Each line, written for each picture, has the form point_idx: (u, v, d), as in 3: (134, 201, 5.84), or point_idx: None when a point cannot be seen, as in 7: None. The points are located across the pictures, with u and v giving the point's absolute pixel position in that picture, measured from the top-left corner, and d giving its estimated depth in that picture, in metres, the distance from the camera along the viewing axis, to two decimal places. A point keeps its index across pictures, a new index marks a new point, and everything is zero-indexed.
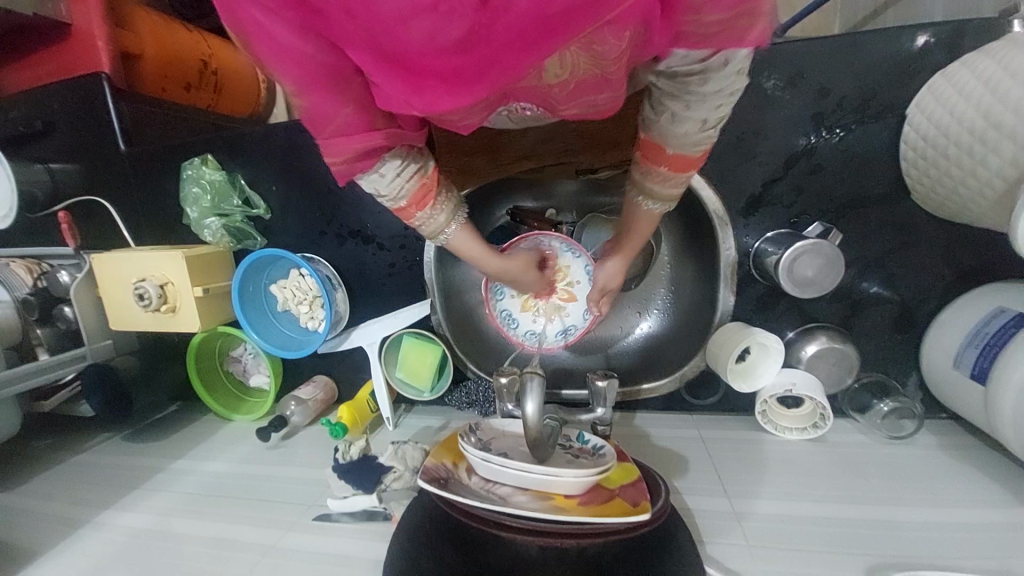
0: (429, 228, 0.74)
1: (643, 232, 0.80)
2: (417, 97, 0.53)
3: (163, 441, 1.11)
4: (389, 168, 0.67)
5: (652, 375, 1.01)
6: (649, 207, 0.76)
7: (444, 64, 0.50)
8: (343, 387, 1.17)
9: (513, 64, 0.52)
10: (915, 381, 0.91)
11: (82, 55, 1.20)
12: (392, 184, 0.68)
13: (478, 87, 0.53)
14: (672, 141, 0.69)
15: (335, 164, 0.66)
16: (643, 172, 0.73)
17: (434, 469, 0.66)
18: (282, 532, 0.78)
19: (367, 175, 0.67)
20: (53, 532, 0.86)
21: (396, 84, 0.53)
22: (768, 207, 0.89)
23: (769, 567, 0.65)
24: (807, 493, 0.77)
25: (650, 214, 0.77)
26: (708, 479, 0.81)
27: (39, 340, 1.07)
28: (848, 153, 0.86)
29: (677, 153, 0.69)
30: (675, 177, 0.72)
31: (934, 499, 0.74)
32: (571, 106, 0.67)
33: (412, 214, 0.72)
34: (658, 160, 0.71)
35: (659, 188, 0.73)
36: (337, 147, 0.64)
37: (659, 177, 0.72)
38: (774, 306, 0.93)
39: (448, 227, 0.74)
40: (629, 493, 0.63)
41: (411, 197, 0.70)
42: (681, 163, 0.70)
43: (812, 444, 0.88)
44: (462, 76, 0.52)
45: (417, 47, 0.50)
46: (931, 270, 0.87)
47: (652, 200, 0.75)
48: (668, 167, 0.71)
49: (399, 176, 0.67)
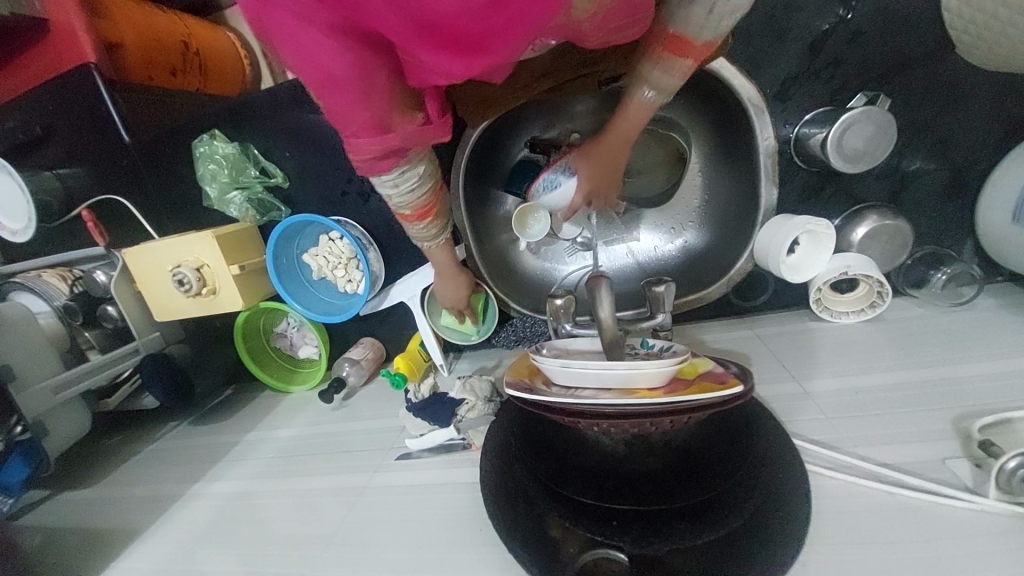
0: (416, 234, 0.82)
1: (631, 126, 0.75)
2: (460, 60, 0.53)
3: (231, 419, 1.14)
4: (404, 181, 0.72)
5: (700, 284, 0.99)
6: (645, 94, 0.71)
7: (484, 25, 0.50)
8: (391, 344, 1.19)
9: (546, 5, 0.52)
10: (971, 247, 0.89)
11: (64, 49, 1.16)
12: (401, 193, 0.74)
13: (516, 35, 0.53)
14: (678, 19, 0.63)
15: (359, 160, 0.67)
16: (644, 58, 0.68)
17: (515, 382, 0.65)
18: (370, 473, 0.81)
19: (384, 175, 0.70)
20: (153, 508, 0.90)
21: (439, 57, 0.53)
22: (805, 88, 0.85)
23: (851, 433, 0.65)
24: (875, 367, 0.77)
25: (645, 104, 0.72)
26: (772, 369, 0.82)
27: (89, 343, 1.11)
28: (887, 12, 0.80)
29: (678, 32, 0.64)
30: (675, 61, 0.66)
31: (1006, 353, 0.74)
32: (598, 37, 0.67)
33: (408, 219, 0.78)
34: (659, 43, 0.66)
35: (660, 75, 0.68)
36: (362, 147, 0.64)
37: (656, 61, 0.67)
38: (818, 193, 0.91)
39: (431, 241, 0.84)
40: (712, 377, 0.60)
41: (413, 208, 0.76)
42: (681, 46, 0.65)
43: (870, 323, 0.88)
44: (502, 29, 0.52)
45: (453, 11, 0.49)
46: (982, 128, 0.84)
47: (651, 88, 0.70)
48: (668, 49, 0.65)
49: (412, 191, 0.73)
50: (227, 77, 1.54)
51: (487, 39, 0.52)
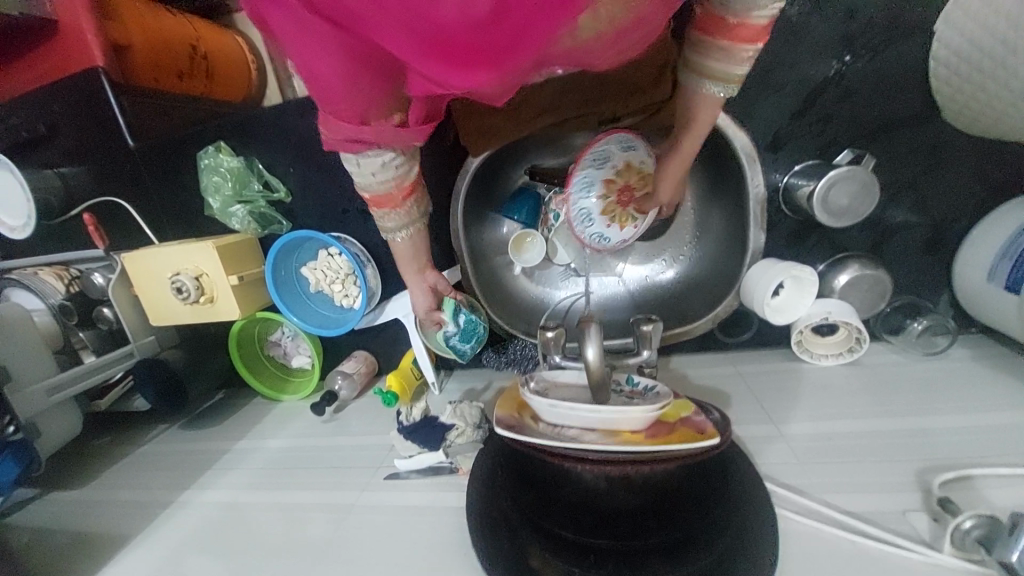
0: (380, 222, 0.82)
1: (705, 121, 0.72)
2: (452, 74, 0.53)
3: (221, 425, 1.16)
4: (368, 161, 0.71)
5: (684, 319, 1.03)
6: (712, 89, 0.67)
7: (480, 38, 0.49)
8: (384, 359, 1.21)
9: (545, 26, 0.50)
10: (947, 299, 0.93)
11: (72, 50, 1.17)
12: (363, 172, 0.72)
13: (511, 55, 0.52)
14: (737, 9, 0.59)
15: (331, 138, 0.68)
16: (701, 50, 0.65)
17: (507, 419, 0.66)
18: (357, 492, 0.83)
19: (361, 154, 0.70)
20: (140, 515, 0.91)
21: (429, 65, 0.52)
22: (796, 141, 0.89)
23: (821, 479, 0.69)
24: (850, 412, 0.81)
25: (713, 99, 0.68)
26: (751, 408, 0.85)
27: (82, 343, 1.11)
28: (878, 74, 0.84)
29: (741, 20, 0.60)
30: (739, 50, 0.62)
31: (975, 406, 0.78)
32: (607, 63, 0.63)
33: (371, 204, 0.79)
34: (716, 32, 0.62)
35: (721, 64, 0.64)
36: (338, 130, 0.66)
37: (722, 53, 0.63)
38: (804, 239, 0.95)
39: (397, 232, 0.82)
40: (692, 423, 0.64)
41: (375, 194, 0.76)
42: (745, 33, 0.61)
43: (848, 367, 0.92)
44: (494, 48, 0.51)
45: (451, 21, 0.48)
46: (963, 188, 0.88)
47: (714, 82, 0.66)
48: (726, 38, 0.62)
49: (374, 175, 0.73)
50: (234, 82, 1.51)
51: (480, 55, 0.51)
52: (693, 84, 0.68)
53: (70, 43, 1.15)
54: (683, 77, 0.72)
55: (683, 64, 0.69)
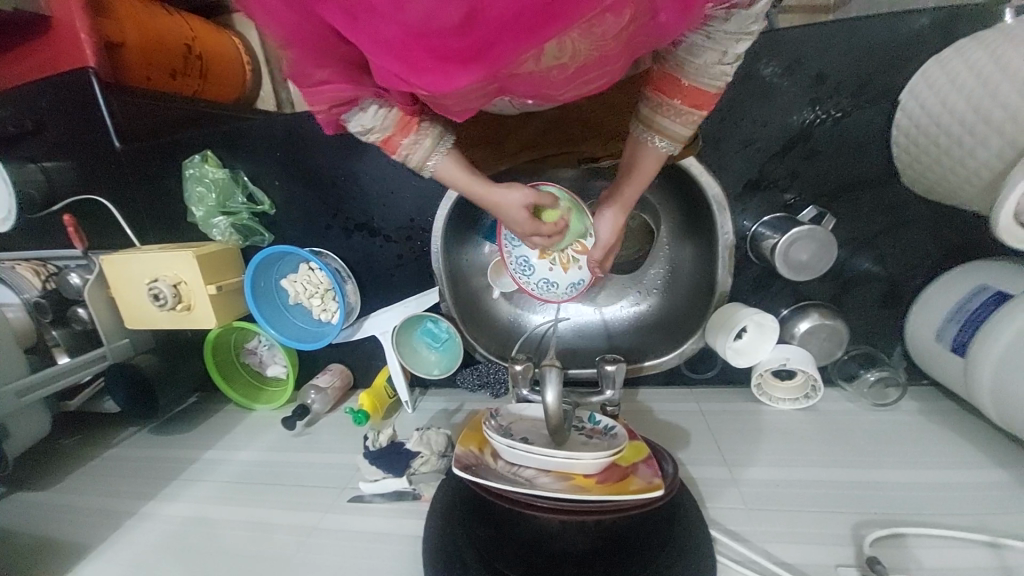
0: (414, 158, 0.69)
1: (647, 173, 0.73)
2: (414, 76, 0.53)
3: (192, 432, 1.16)
4: (373, 103, 0.65)
5: (654, 353, 1.06)
6: (657, 145, 0.70)
7: (443, 43, 0.51)
8: (359, 373, 1.22)
9: (511, 48, 0.52)
10: (900, 351, 0.98)
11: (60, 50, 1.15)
12: (377, 119, 0.66)
13: (476, 68, 0.53)
14: (689, 70, 0.64)
15: (318, 110, 0.66)
16: (653, 106, 0.68)
17: (463, 457, 0.73)
18: (321, 514, 0.86)
19: (353, 114, 0.66)
20: (105, 523, 0.92)
21: (392, 62, 0.53)
22: (766, 192, 0.95)
23: (762, 526, 0.74)
24: (800, 458, 0.86)
25: (657, 155, 0.71)
26: (709, 449, 0.90)
27: (56, 342, 1.08)
28: (842, 137, 0.90)
29: (693, 85, 0.65)
30: (687, 112, 0.67)
31: (915, 461, 0.83)
32: (569, 91, 0.65)
33: (395, 144, 0.67)
34: (670, 92, 0.66)
35: (671, 124, 0.68)
36: (321, 94, 0.64)
37: (672, 111, 0.67)
38: (769, 286, 1.00)
39: (431, 157, 0.69)
40: (643, 472, 0.70)
41: (396, 124, 0.66)
42: (698, 98, 0.66)
43: (804, 412, 0.96)
44: (458, 57, 0.52)
45: (416, 25, 0.50)
46: (919, 248, 0.93)
47: (662, 137, 0.69)
48: (683, 100, 0.66)
49: (382, 108, 0.65)
50: (229, 82, 1.49)
51: (444, 61, 0.52)
52: (640, 139, 0.71)
53: (60, 39, 1.14)
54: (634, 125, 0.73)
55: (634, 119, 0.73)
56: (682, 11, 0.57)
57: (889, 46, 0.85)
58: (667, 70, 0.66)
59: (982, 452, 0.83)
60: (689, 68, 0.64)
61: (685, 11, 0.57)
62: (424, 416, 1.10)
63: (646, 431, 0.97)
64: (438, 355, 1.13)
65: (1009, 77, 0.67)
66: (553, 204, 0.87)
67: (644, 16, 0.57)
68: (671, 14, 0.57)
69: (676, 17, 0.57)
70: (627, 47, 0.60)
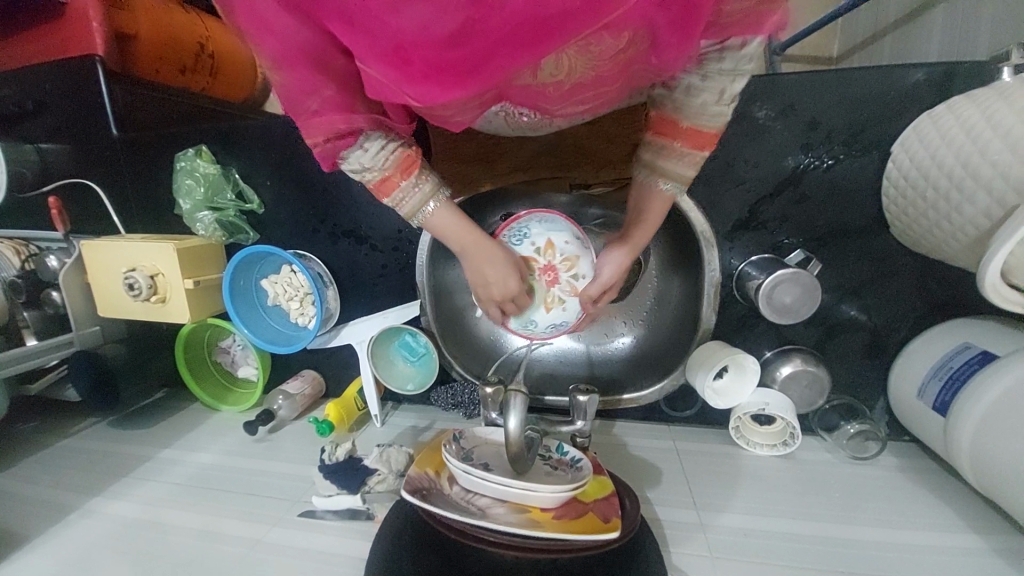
0: (408, 206, 0.66)
1: (655, 219, 0.72)
2: (409, 85, 0.52)
3: (151, 429, 1.12)
4: (373, 143, 0.62)
5: (633, 386, 1.03)
6: (663, 188, 0.69)
7: (438, 56, 0.50)
8: (332, 382, 1.19)
9: (507, 62, 0.52)
10: (883, 405, 0.96)
11: (62, 31, 1.14)
12: (377, 158, 0.63)
13: (471, 78, 0.52)
14: (688, 113, 0.64)
15: (315, 145, 0.63)
16: (654, 150, 0.67)
17: (417, 479, 0.71)
18: (268, 527, 0.83)
19: (349, 151, 0.63)
20: (43, 517, 0.88)
21: (387, 71, 0.52)
22: (754, 233, 0.94)
23: None
24: (772, 509, 0.82)
25: (664, 197, 0.70)
26: (679, 491, 0.86)
27: (26, 323, 1.04)
28: (833, 183, 0.90)
29: (694, 126, 0.64)
30: (692, 153, 0.66)
31: (890, 521, 0.80)
32: (563, 108, 0.65)
33: (395, 186, 0.64)
34: (674, 135, 0.65)
35: (675, 166, 0.67)
36: (316, 127, 0.61)
37: (675, 154, 0.66)
38: (753, 327, 0.98)
39: (427, 204, 0.67)
40: (602, 508, 0.68)
41: (396, 165, 0.63)
42: (699, 139, 0.65)
43: (781, 460, 0.94)
44: (455, 69, 0.51)
45: (410, 36, 0.49)
46: (906, 301, 0.92)
47: (667, 181, 0.68)
48: (685, 142, 0.65)
49: (381, 149, 0.62)
50: (238, 81, 1.49)
51: (440, 72, 0.52)
52: (645, 184, 0.70)
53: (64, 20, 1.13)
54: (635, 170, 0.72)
55: (636, 163, 0.72)
56: (681, 46, 0.56)
57: (882, 98, 0.86)
58: (665, 113, 0.65)
59: (959, 516, 0.80)
60: (687, 111, 0.64)
61: (683, 46, 0.56)
62: (393, 432, 1.07)
63: (618, 466, 0.94)
64: (413, 369, 1.11)
65: (1000, 135, 0.67)
66: (558, 240, 0.87)
67: (641, 42, 0.56)
68: (669, 49, 0.56)
69: (674, 51, 0.56)
70: (622, 70, 0.60)
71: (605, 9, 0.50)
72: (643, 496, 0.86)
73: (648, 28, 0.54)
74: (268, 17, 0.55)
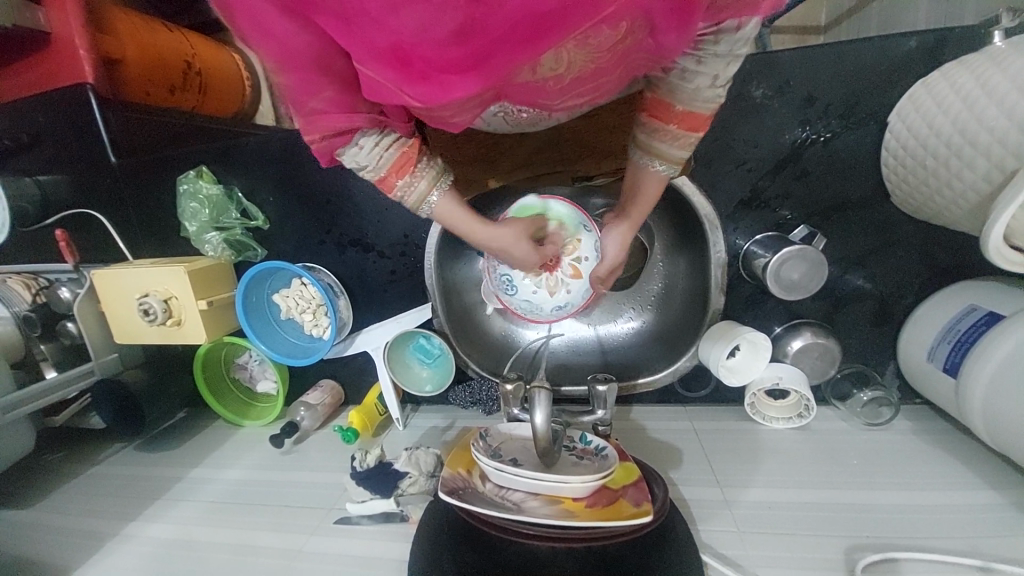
0: (411, 198, 0.68)
1: (651, 196, 0.75)
2: (409, 86, 0.53)
3: (178, 450, 1.14)
4: (368, 140, 0.63)
5: (647, 370, 1.04)
6: (658, 169, 0.71)
7: (438, 55, 0.51)
8: (351, 390, 1.21)
9: (507, 61, 0.52)
10: (893, 370, 0.98)
11: (48, 60, 1.13)
12: (372, 156, 0.64)
13: (473, 77, 0.53)
14: (682, 97, 0.64)
15: (313, 141, 0.64)
16: (650, 131, 0.68)
17: (451, 481, 0.73)
18: (306, 536, 0.85)
19: (346, 148, 0.65)
20: (86, 544, 0.90)
21: (387, 74, 0.53)
22: (757, 211, 0.96)
23: (756, 551, 0.74)
24: (794, 480, 0.85)
25: (658, 178, 0.72)
26: (702, 470, 0.89)
27: (43, 355, 1.06)
28: (831, 157, 0.91)
29: (688, 110, 0.65)
30: (685, 135, 0.67)
31: (907, 483, 0.82)
32: (563, 100, 0.66)
33: (392, 184, 0.67)
34: (668, 117, 0.66)
35: (668, 148, 0.69)
36: (315, 125, 0.62)
37: (669, 136, 0.67)
38: (761, 304, 1.00)
39: (430, 194, 0.68)
40: (632, 493, 0.70)
41: (391, 164, 0.65)
42: (693, 121, 0.66)
43: (797, 431, 0.96)
44: (456, 68, 0.52)
45: (410, 37, 0.50)
46: (911, 268, 0.94)
47: (659, 162, 0.70)
48: (678, 125, 0.66)
49: (378, 145, 0.64)
50: (229, 95, 1.43)
51: (440, 73, 0.52)
52: (641, 164, 0.72)
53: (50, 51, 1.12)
54: (631, 149, 0.74)
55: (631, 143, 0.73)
56: (680, 31, 0.56)
57: (875, 69, 0.87)
58: (660, 96, 0.66)
59: (975, 473, 0.82)
60: (681, 94, 0.64)
61: (683, 32, 0.56)
62: (416, 433, 1.09)
63: (639, 451, 0.96)
64: (430, 371, 1.12)
65: (995, 101, 0.68)
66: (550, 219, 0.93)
67: (640, 31, 0.56)
68: (668, 34, 0.56)
69: (674, 35, 0.56)
70: (620, 60, 0.60)
71: (603, 3, 0.50)
72: (668, 478, 0.89)
73: (646, 17, 0.54)
74: (265, 20, 0.54)
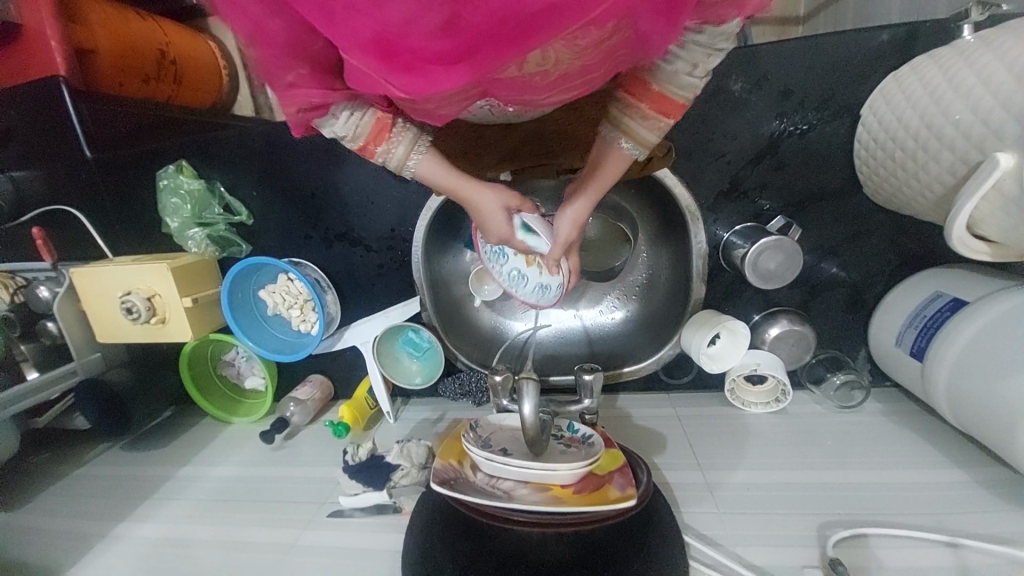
0: (392, 163, 0.67)
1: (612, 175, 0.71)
2: (393, 76, 0.53)
3: (167, 448, 1.14)
4: (344, 112, 0.63)
5: (632, 359, 1.08)
6: (624, 146, 0.68)
7: (426, 47, 0.51)
8: (340, 384, 1.22)
9: (493, 56, 0.52)
10: (864, 355, 1.03)
11: (12, 50, 1.08)
12: (348, 126, 0.64)
13: (459, 70, 0.53)
14: (659, 78, 0.64)
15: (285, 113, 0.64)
16: (622, 107, 0.67)
17: (442, 471, 0.75)
18: (300, 529, 0.87)
19: (323, 121, 0.64)
20: (77, 545, 0.90)
21: (372, 64, 0.53)
22: (736, 203, 0.98)
23: (736, 530, 0.77)
24: (771, 462, 0.89)
25: (622, 156, 0.69)
26: (684, 454, 0.92)
27: (24, 356, 1.02)
28: (808, 149, 0.94)
29: (661, 92, 0.65)
30: (654, 117, 0.66)
31: (877, 462, 0.87)
32: (549, 98, 0.67)
33: (372, 151, 0.66)
34: (640, 97, 0.65)
35: (638, 127, 0.67)
36: (288, 99, 0.62)
37: (639, 114, 0.66)
38: (740, 293, 1.03)
39: (409, 159, 0.67)
40: (617, 480, 0.73)
41: (367, 133, 0.64)
42: (665, 104, 0.65)
43: (775, 415, 1.00)
44: (443, 59, 0.52)
45: (398, 28, 0.50)
46: (882, 257, 0.98)
47: (629, 140, 0.68)
48: (651, 105, 0.65)
49: (352, 114, 0.63)
50: (204, 86, 1.41)
51: (426, 64, 0.52)
52: (608, 138, 0.69)
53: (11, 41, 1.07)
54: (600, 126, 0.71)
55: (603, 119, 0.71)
56: (667, 30, 0.56)
57: (849, 62, 0.89)
58: (638, 72, 0.65)
59: (940, 452, 0.87)
60: (659, 75, 0.64)
61: (670, 30, 0.56)
62: (407, 426, 1.10)
63: (625, 437, 0.99)
64: (419, 364, 1.13)
65: (960, 95, 0.70)
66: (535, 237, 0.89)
67: (625, 31, 0.57)
68: (655, 35, 0.57)
69: (660, 35, 0.57)
70: (607, 58, 0.61)
71: (590, 4, 0.51)
72: (651, 462, 0.92)
73: (632, 18, 0.55)
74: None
